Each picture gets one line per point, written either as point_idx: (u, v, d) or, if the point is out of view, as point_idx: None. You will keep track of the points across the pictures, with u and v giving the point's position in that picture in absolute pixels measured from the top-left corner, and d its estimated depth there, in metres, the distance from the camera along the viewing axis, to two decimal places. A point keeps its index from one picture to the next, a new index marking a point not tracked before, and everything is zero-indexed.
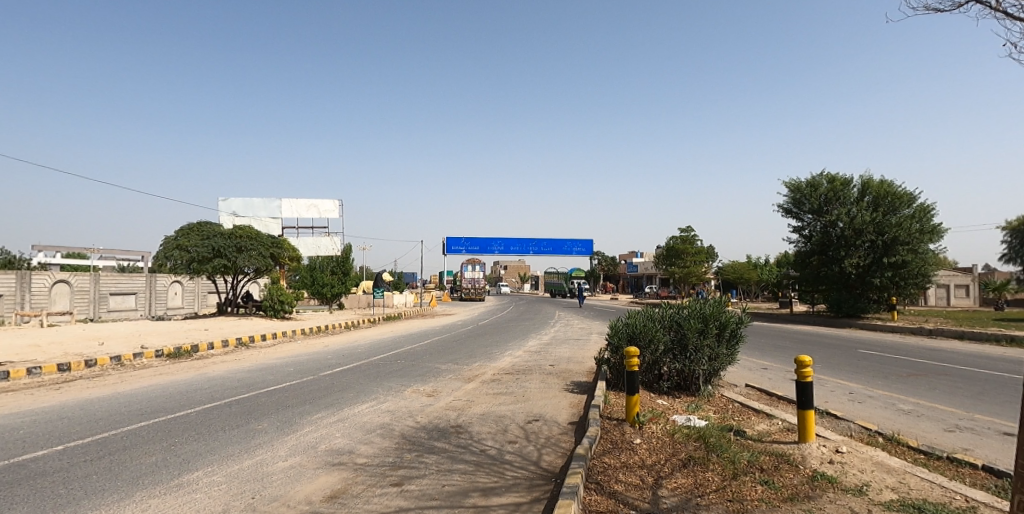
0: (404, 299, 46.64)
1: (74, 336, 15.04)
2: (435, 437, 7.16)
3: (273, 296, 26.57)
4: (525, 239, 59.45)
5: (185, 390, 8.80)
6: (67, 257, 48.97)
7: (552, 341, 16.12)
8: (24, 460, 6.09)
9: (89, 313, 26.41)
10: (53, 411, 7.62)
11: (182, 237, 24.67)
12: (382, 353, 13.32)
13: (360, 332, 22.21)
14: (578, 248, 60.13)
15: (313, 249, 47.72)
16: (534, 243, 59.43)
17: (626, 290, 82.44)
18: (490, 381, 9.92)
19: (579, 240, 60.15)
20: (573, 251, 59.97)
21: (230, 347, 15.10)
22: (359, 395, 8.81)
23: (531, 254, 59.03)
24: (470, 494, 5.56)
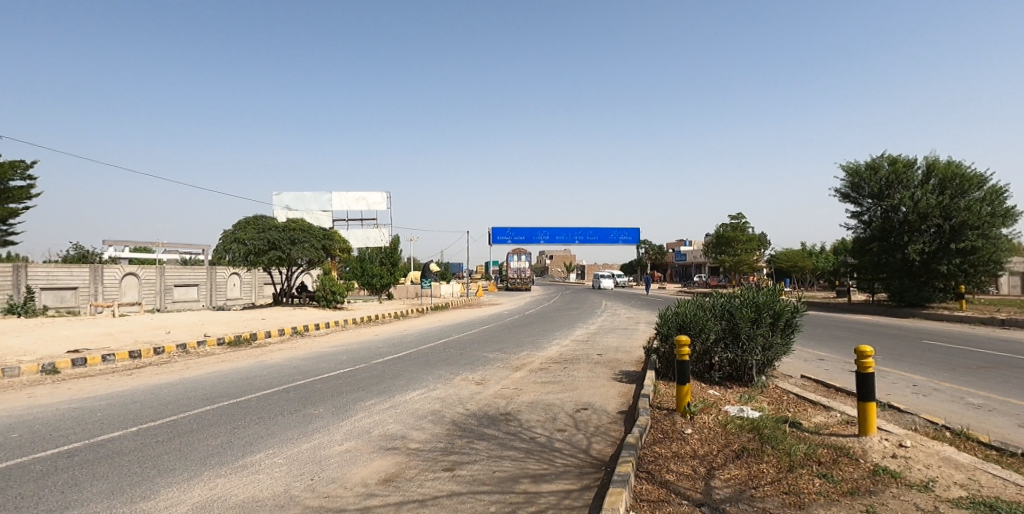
0: (452, 290, 47.20)
1: (141, 325, 15.83)
2: (485, 424, 7.24)
3: (325, 287, 27.25)
4: (571, 229, 59.19)
5: (246, 376, 9.20)
6: (136, 251, 51.84)
7: (599, 330, 16.01)
8: (104, 440, 6.55)
9: (156, 303, 28.06)
10: (126, 395, 8.09)
11: (239, 231, 25.52)
12: (429, 342, 13.49)
13: (410, 322, 22.72)
14: (625, 237, 59.41)
15: (363, 241, 48.94)
16: (580, 232, 59.06)
17: (676, 280, 80.91)
18: (538, 370, 9.92)
19: (626, 229, 59.44)
20: (619, 240, 59.35)
21: (286, 336, 15.65)
22: (409, 382, 8.98)
23: (576, 244, 58.76)
24: (520, 480, 5.60)
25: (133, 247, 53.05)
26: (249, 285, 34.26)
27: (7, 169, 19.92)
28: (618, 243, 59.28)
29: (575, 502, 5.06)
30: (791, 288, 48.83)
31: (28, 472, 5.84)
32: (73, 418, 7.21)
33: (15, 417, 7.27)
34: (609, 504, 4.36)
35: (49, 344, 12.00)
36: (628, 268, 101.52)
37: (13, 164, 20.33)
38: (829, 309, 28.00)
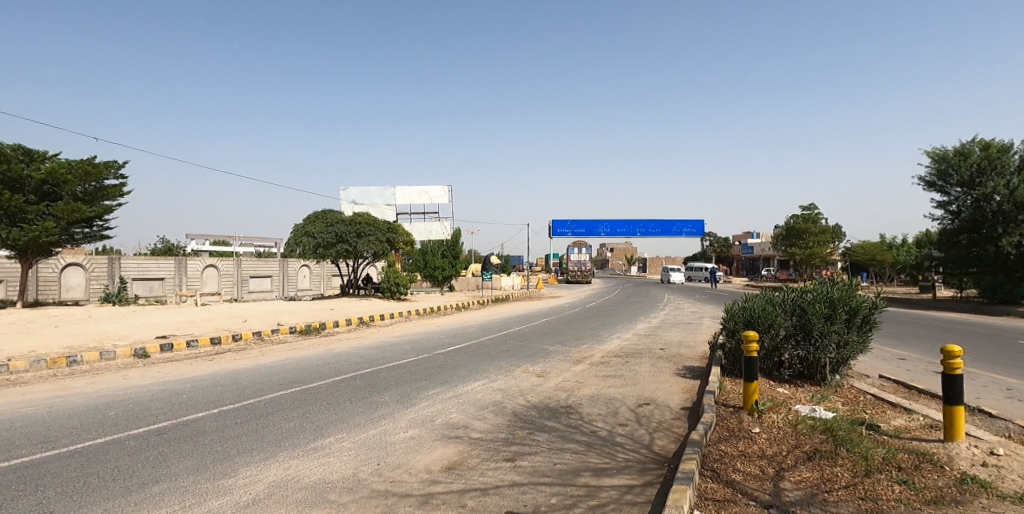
0: (513, 283, 47.42)
1: (221, 314, 16.86)
2: (546, 416, 7.26)
3: (390, 279, 27.94)
4: (633, 221, 58.32)
5: (317, 364, 9.62)
6: (217, 244, 55.24)
7: (662, 324, 15.71)
8: (189, 420, 7.02)
9: (233, 293, 29.80)
10: (208, 379, 8.64)
11: (308, 225, 26.70)
12: (490, 334, 13.65)
13: (471, 314, 23.08)
14: (689, 229, 57.93)
15: (426, 234, 49.93)
16: (642, 225, 58.15)
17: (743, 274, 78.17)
18: (599, 363, 9.85)
19: (690, 221, 57.90)
20: (682, 232, 57.97)
21: (352, 326, 16.25)
22: (471, 373, 9.13)
23: (638, 236, 57.84)
24: (581, 473, 5.58)
25: (213, 241, 56.52)
26: (318, 276, 35.80)
27: (103, 169, 21.66)
28: (681, 236, 57.97)
29: (638, 497, 4.99)
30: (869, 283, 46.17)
31: (124, 447, 6.34)
32: (162, 399, 7.76)
33: (113, 396, 7.92)
34: (673, 501, 4.27)
35: (141, 330, 12.99)
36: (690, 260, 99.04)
37: (109, 165, 22.10)
38: (912, 305, 26.31)
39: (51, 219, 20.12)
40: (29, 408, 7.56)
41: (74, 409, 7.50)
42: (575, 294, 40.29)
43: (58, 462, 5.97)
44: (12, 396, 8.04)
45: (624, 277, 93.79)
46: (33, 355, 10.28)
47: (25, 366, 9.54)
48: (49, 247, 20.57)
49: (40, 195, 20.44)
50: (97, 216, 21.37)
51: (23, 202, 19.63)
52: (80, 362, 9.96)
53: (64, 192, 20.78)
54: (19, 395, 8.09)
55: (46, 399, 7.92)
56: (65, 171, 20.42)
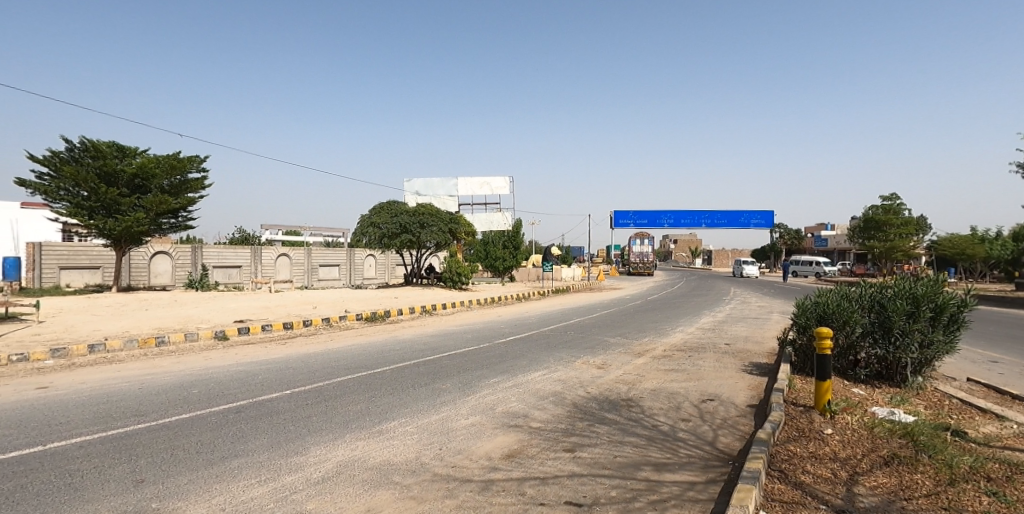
0: (574, 275, 47.01)
1: (294, 301, 17.75)
2: (606, 408, 7.21)
3: (452, 268, 28.36)
4: (698, 212, 56.88)
5: (382, 350, 9.94)
6: (289, 234, 58.08)
7: (728, 319, 15.26)
8: (264, 400, 7.43)
9: (304, 281, 31.26)
10: (282, 362, 9.11)
11: (374, 216, 27.58)
12: (550, 325, 13.69)
13: (530, 305, 23.16)
14: (757, 220, 55.92)
15: (487, 225, 50.21)
16: (707, 215, 56.69)
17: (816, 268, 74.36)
18: (661, 357, 9.69)
19: (759, 212, 55.96)
20: (750, 224, 56.04)
21: (416, 314, 16.70)
22: (531, 363, 9.18)
23: (703, 228, 56.38)
24: (642, 467, 5.52)
25: (286, 231, 59.37)
26: (382, 266, 36.91)
27: (187, 163, 23.06)
28: (750, 227, 56.08)
29: (700, 494, 4.88)
30: (958, 279, 43.04)
31: (207, 422, 6.79)
32: (240, 379, 8.26)
33: (196, 376, 8.50)
34: (738, 500, 4.15)
35: (221, 315, 13.84)
36: (757, 253, 95.15)
37: (192, 159, 23.50)
38: (1009, 304, 24.30)
39: (141, 211, 21.71)
40: (125, 384, 8.23)
41: (163, 386, 8.10)
42: (635, 286, 39.63)
43: (149, 434, 6.47)
44: (110, 373, 8.78)
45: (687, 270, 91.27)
46: (127, 335, 11.18)
47: (120, 345, 10.39)
48: (140, 236, 22.24)
49: (132, 188, 22.06)
50: (182, 208, 22.86)
51: (118, 195, 21.26)
52: (168, 342, 10.76)
53: (152, 185, 22.32)
54: (116, 371, 8.84)
55: (138, 376, 8.58)
56: (153, 166, 21.90)
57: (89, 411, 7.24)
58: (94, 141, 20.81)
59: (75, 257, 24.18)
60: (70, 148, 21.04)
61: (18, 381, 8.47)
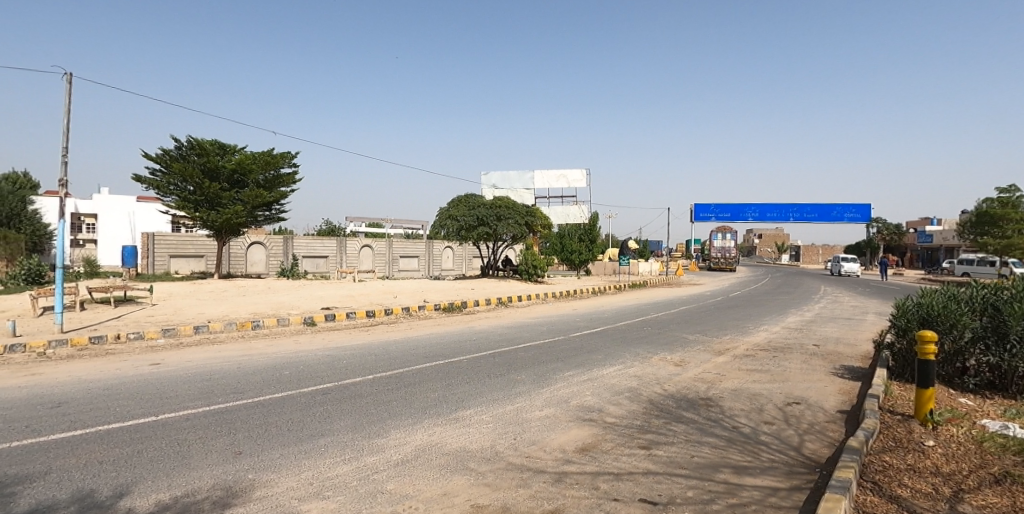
0: (651, 270, 45.96)
1: (376, 290, 18.56)
2: (684, 406, 7.05)
3: (528, 261, 28.55)
4: (785, 205, 54.09)
5: (460, 340, 10.21)
6: (371, 226, 60.60)
7: (818, 319, 14.47)
8: (348, 383, 7.83)
9: (386, 270, 32.57)
10: (364, 348, 9.57)
11: (453, 208, 28.27)
12: (626, 320, 13.53)
13: (606, 298, 22.95)
14: (851, 214, 52.47)
15: (563, 217, 50.19)
16: (795, 209, 53.88)
17: (917, 266, 68.70)
18: (743, 356, 9.36)
19: (853, 205, 52.43)
20: (844, 217, 52.66)
21: (492, 305, 16.99)
22: (606, 358, 9.13)
23: (791, 221, 53.57)
24: (721, 469, 5.35)
25: (369, 223, 61.98)
26: (459, 257, 37.75)
27: (280, 159, 24.52)
28: (842, 221, 52.71)
29: (783, 501, 4.67)
30: None
31: (297, 402, 7.25)
32: (327, 363, 8.77)
33: (287, 358, 9.11)
34: (825, 511, 3.94)
35: (309, 302, 14.71)
36: (851, 249, 89.21)
37: (284, 155, 24.94)
38: None
39: (239, 204, 23.33)
40: (225, 363, 8.94)
41: (258, 367, 8.73)
42: (716, 282, 38.18)
43: (245, 410, 6.98)
44: (213, 353, 9.57)
45: (772, 265, 86.82)
46: (227, 318, 12.12)
47: (221, 327, 11.29)
48: (238, 227, 23.99)
49: (232, 182, 23.74)
50: (274, 201, 24.38)
51: (219, 189, 22.96)
52: (262, 325, 11.57)
53: (249, 180, 23.91)
54: (218, 351, 9.62)
55: (237, 356, 9.31)
56: (250, 162, 23.45)
57: (195, 387, 7.91)
58: (199, 140, 22.53)
59: (182, 246, 26.43)
60: (179, 146, 22.89)
61: (136, 357, 9.41)
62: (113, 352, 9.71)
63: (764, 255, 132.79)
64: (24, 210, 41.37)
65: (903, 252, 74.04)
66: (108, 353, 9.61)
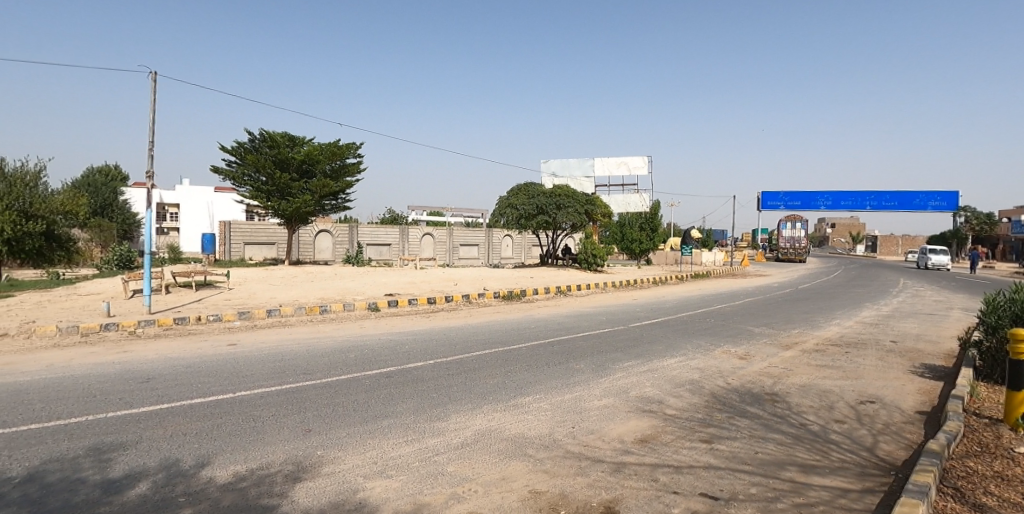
0: (714, 260, 44.55)
1: (438, 277, 18.97)
2: (748, 401, 6.85)
3: (587, 250, 28.34)
4: (861, 192, 51.03)
5: (519, 328, 10.30)
6: (432, 215, 61.89)
7: (898, 313, 13.62)
8: (411, 367, 8.07)
9: (446, 258, 33.21)
10: (427, 333, 9.83)
11: (512, 197, 28.42)
12: (688, 310, 13.24)
13: (667, 289, 22.46)
14: (936, 202, 48.87)
15: (623, 206, 49.50)
16: (873, 196, 50.77)
17: (1012, 259, 63.28)
18: (813, 351, 8.96)
19: (939, 192, 48.79)
20: (927, 206, 49.12)
21: (551, 294, 17.03)
22: (667, 349, 8.98)
23: (868, 210, 50.53)
24: (787, 467, 5.16)
25: (430, 211, 63.34)
26: (518, 246, 37.96)
27: (344, 150, 25.36)
28: (925, 210, 49.23)
29: (855, 504, 4.46)
30: None
31: (362, 384, 7.54)
32: (391, 347, 9.07)
33: (354, 341, 9.49)
34: None
35: (374, 288, 15.23)
36: (935, 239, 83.15)
37: (348, 146, 25.77)
38: None
39: (307, 193, 24.35)
40: (296, 345, 9.42)
41: (327, 349, 9.14)
42: (784, 273, 36.60)
43: (313, 390, 7.33)
44: (286, 335, 10.11)
45: (845, 256, 82.15)
46: (297, 303, 12.72)
47: (291, 310, 11.86)
48: (306, 216, 25.06)
49: (300, 173, 24.76)
50: (340, 190, 25.27)
51: (289, 180, 24.01)
52: (330, 310, 12.08)
53: (317, 170, 24.87)
54: (289, 334, 10.12)
55: (307, 339, 9.78)
56: (317, 153, 24.38)
57: (267, 367, 8.37)
58: (271, 132, 23.61)
59: (256, 233, 27.91)
60: (252, 139, 24.05)
61: (214, 338, 10.05)
62: (195, 333, 10.41)
63: (836, 245, 125.97)
64: (115, 200, 45.00)
65: (996, 244, 68.35)
66: (190, 334, 10.32)
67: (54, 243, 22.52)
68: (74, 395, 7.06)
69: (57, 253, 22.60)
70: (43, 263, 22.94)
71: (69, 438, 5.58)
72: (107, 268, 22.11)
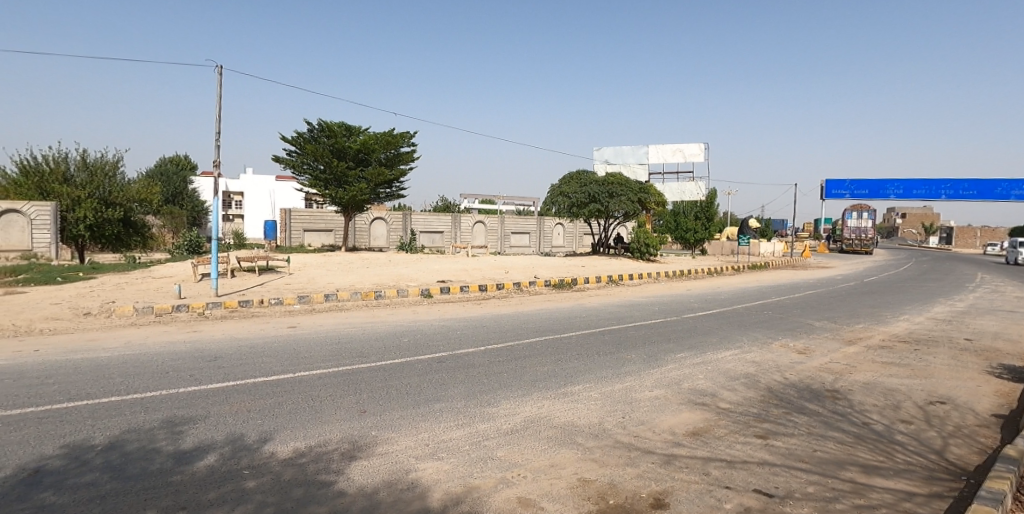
0: (773, 250, 43.03)
1: (490, 265, 19.16)
2: (807, 397, 6.61)
3: (640, 239, 27.93)
4: (936, 181, 47.90)
5: (570, 316, 10.30)
6: (484, 203, 62.46)
7: (977, 310, 12.78)
8: (462, 353, 8.21)
9: (497, 246, 33.49)
10: (479, 320, 9.99)
11: (564, 185, 28.28)
12: (744, 302, 12.89)
13: (723, 279, 21.88)
14: (1021, 191, 45.25)
15: (678, 195, 48.34)
16: (949, 185, 47.56)
17: None
18: (878, 347, 8.56)
19: None
20: (1011, 195, 45.57)
21: (602, 283, 16.92)
22: (722, 341, 8.78)
23: (943, 199, 47.44)
24: (847, 467, 4.96)
25: (482, 199, 63.89)
26: (570, 234, 37.81)
27: (398, 139, 25.82)
28: (1009, 200, 45.69)
29: (921, 509, 4.24)
30: None
31: (415, 368, 7.74)
32: (443, 332, 9.27)
33: (408, 326, 9.75)
34: None
35: (427, 275, 15.56)
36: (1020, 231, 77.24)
37: (403, 135, 26.26)
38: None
39: (363, 182, 25.03)
40: (353, 329, 9.77)
41: (382, 333, 9.45)
42: (848, 265, 34.88)
43: (369, 373, 7.57)
44: (344, 318, 10.50)
45: (918, 249, 77.60)
46: (353, 288, 13.16)
47: (348, 295, 12.28)
48: (362, 204, 25.78)
49: (357, 161, 25.40)
50: (394, 179, 25.81)
51: (345, 168, 24.69)
52: (384, 296, 12.42)
53: (372, 159, 25.47)
54: (346, 318, 10.48)
55: (363, 323, 10.12)
56: (373, 142, 24.93)
57: (325, 349, 8.71)
58: (329, 122, 24.32)
59: (314, 221, 28.93)
60: (311, 129, 24.83)
61: (276, 320, 10.55)
62: (258, 315, 10.95)
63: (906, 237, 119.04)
64: (186, 188, 47.71)
65: None
66: (254, 316, 10.86)
67: (132, 230, 24.20)
68: (150, 370, 7.57)
69: (134, 239, 24.15)
70: (122, 248, 24.55)
71: (145, 410, 5.99)
72: (178, 253, 23.47)
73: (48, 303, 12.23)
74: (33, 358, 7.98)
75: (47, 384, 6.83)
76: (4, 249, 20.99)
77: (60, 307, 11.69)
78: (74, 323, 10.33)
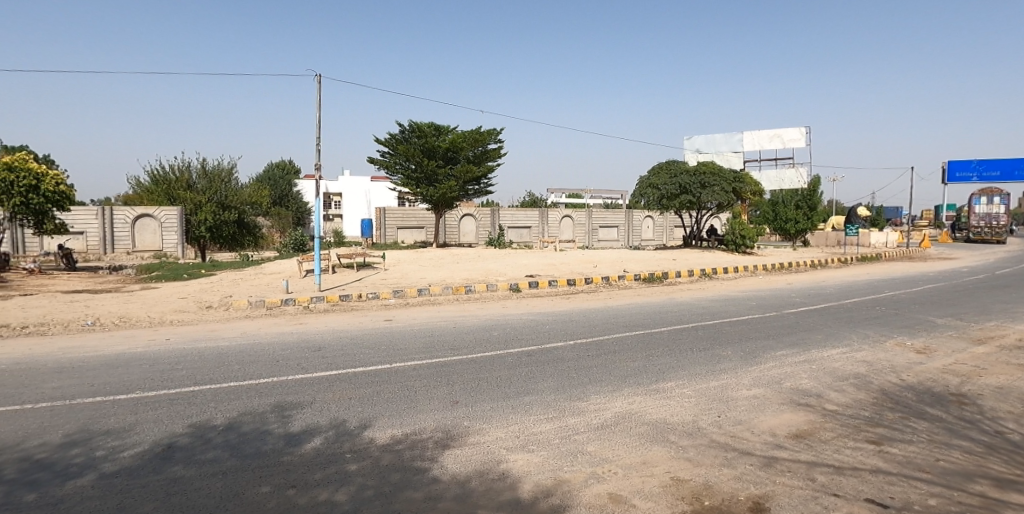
0: (887, 241, 39.42)
1: (577, 259, 19.08)
2: (928, 401, 6.03)
3: (735, 231, 26.66)
4: None
5: (661, 311, 10.06)
6: (570, 196, 62.29)
7: None
8: (552, 347, 8.27)
9: (584, 240, 33.29)
10: (569, 314, 10.01)
11: (653, 177, 27.56)
12: (854, 297, 11.95)
13: (828, 272, 20.43)
14: None
15: (777, 183, 45.53)
16: None
17: None
18: (1015, 347, 7.63)
19: None
20: None
21: (695, 276, 16.34)
22: (828, 338, 8.20)
23: None
24: (976, 479, 4.49)
25: (568, 194, 63.70)
26: (659, 227, 36.79)
27: (485, 136, 26.30)
28: None
29: None
30: None
31: (505, 361, 7.88)
32: (533, 326, 9.40)
33: (499, 320, 9.96)
34: None
35: (516, 270, 15.77)
36: None
37: (489, 132, 26.75)
38: None
39: (452, 179, 25.76)
40: (446, 322, 10.13)
41: (473, 326, 9.72)
42: (977, 256, 31.22)
43: (462, 366, 7.80)
44: (439, 312, 10.90)
45: None
46: (444, 283, 13.62)
47: (439, 290, 12.74)
48: (451, 201, 26.55)
49: (446, 160, 26.19)
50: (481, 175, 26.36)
51: (435, 167, 25.52)
52: (474, 290, 12.76)
53: (460, 157, 26.14)
54: (439, 312, 10.88)
55: (456, 317, 10.46)
56: (460, 140, 25.59)
57: (419, 341, 9.09)
58: (419, 123, 25.27)
59: (406, 219, 30.22)
60: (402, 130, 25.92)
61: (374, 313, 11.16)
62: (357, 308, 11.66)
63: None
64: (291, 190, 51.48)
65: None
66: (353, 309, 11.58)
67: (245, 231, 26.05)
68: (263, 359, 8.29)
69: (247, 240, 26.11)
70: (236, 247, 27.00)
71: (259, 395, 6.57)
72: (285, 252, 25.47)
73: (178, 296, 13.77)
74: (166, 346, 9.00)
75: (179, 369, 7.69)
76: (143, 248, 26.18)
77: (187, 300, 13.12)
78: (198, 315, 11.54)
